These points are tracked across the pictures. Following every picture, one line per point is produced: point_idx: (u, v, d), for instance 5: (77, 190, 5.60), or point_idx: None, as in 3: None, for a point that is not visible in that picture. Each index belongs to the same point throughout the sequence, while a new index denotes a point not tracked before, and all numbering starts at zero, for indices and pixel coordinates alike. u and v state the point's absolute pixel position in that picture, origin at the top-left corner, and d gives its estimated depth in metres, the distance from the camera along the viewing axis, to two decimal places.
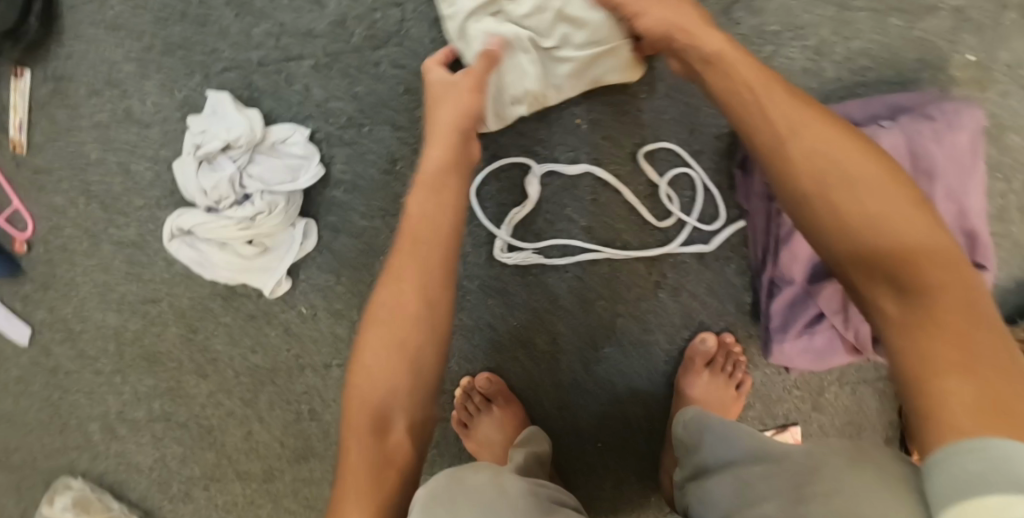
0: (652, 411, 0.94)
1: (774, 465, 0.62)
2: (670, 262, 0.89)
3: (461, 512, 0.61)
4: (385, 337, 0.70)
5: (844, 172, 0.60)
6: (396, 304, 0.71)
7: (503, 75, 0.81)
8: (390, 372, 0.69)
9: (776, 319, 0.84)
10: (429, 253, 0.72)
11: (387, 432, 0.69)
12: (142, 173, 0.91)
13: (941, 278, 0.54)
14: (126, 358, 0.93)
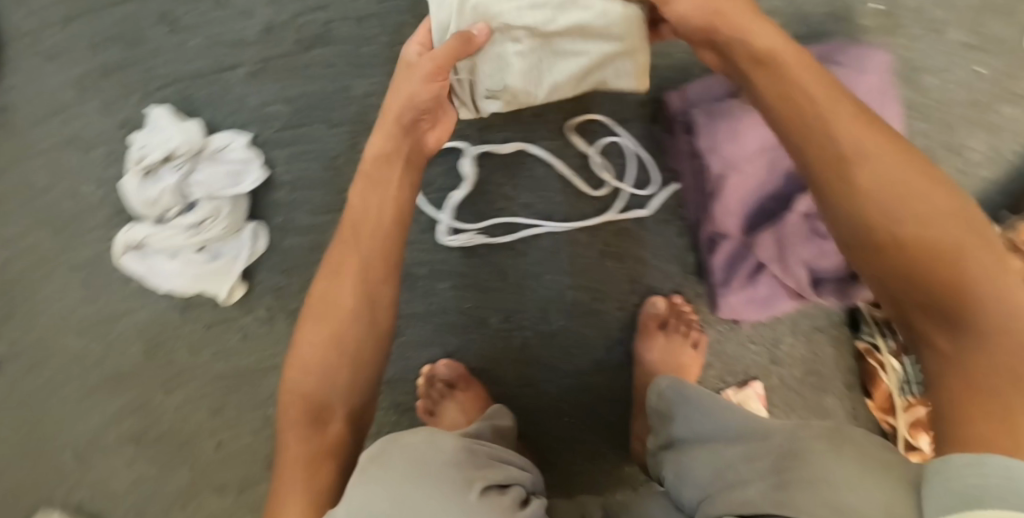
0: (614, 380, 0.95)
1: (760, 447, 0.62)
2: (610, 229, 0.90)
3: (400, 476, 0.60)
4: (323, 329, 0.70)
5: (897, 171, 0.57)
6: (333, 296, 0.71)
7: (489, 66, 0.70)
8: (327, 363, 0.69)
9: (718, 274, 0.87)
10: (372, 243, 0.71)
11: (324, 427, 0.68)
12: (91, 195, 0.92)
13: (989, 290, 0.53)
14: (93, 380, 1.01)
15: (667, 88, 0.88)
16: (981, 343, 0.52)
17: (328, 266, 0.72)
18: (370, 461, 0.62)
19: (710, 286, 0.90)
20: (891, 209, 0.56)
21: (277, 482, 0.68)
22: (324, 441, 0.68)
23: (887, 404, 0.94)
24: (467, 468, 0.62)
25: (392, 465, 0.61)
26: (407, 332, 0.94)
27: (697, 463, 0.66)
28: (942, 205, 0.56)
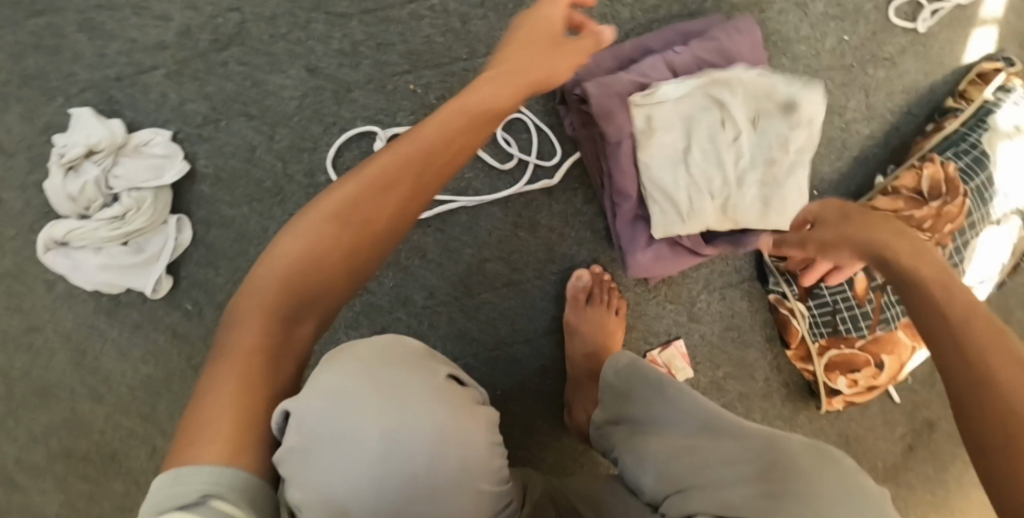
0: (541, 349, 0.99)
1: (735, 452, 0.69)
2: (522, 200, 0.95)
3: (373, 366, 0.59)
4: (335, 233, 0.60)
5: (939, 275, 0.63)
6: (359, 202, 0.60)
7: (654, 133, 0.86)
8: (328, 274, 0.60)
9: (624, 237, 0.91)
10: (435, 165, 0.61)
11: (293, 337, 0.60)
12: (13, 202, 0.94)
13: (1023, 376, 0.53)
14: (16, 397, 0.98)
15: None
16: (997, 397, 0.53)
17: (367, 163, 0.61)
18: (333, 356, 0.61)
19: (619, 252, 0.94)
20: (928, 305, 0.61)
21: (205, 384, 0.56)
22: (280, 357, 0.59)
23: (803, 352, 0.98)
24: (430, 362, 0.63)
25: (359, 355, 0.60)
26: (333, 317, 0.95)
27: (666, 457, 0.72)
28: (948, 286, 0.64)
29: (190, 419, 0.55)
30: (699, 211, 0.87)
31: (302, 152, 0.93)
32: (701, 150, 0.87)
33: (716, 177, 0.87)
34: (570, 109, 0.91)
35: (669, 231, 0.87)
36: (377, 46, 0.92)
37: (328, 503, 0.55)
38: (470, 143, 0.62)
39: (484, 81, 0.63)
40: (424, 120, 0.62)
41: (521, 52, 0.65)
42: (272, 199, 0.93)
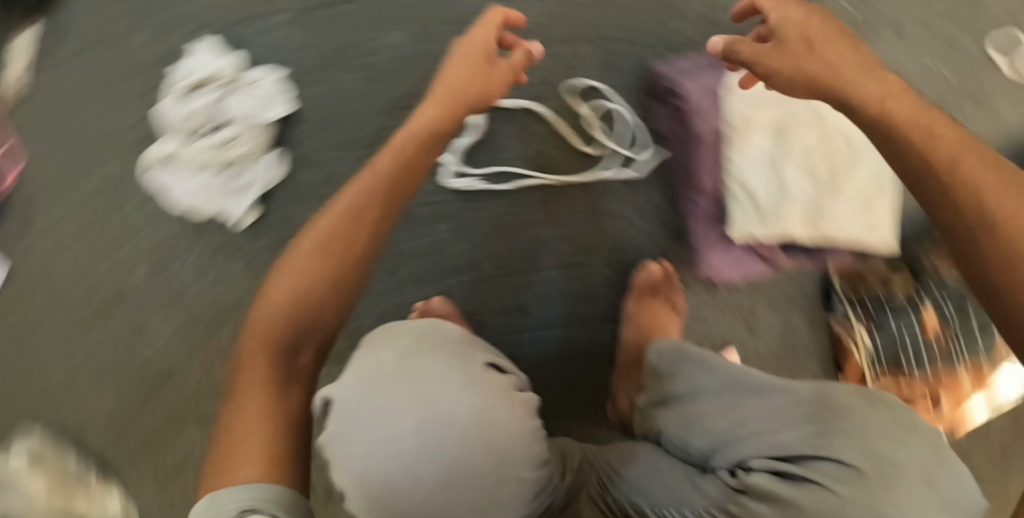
0: (594, 334, 1.01)
1: (773, 408, 0.69)
2: (600, 187, 0.97)
3: (406, 356, 0.65)
4: (310, 270, 0.69)
5: (872, 82, 0.68)
6: (329, 239, 0.70)
7: (746, 127, 0.89)
8: (315, 303, 0.69)
9: (699, 235, 0.95)
10: (389, 196, 0.72)
11: (295, 365, 0.68)
12: (131, 115, 1.02)
13: (980, 166, 0.61)
14: (96, 297, 1.05)
15: (658, 61, 0.95)
16: (964, 189, 0.60)
17: (326, 214, 0.71)
18: (372, 340, 0.68)
19: (689, 248, 0.97)
20: (876, 118, 0.66)
21: (228, 421, 0.65)
22: (289, 381, 0.68)
23: (859, 381, 0.97)
24: (468, 350, 0.70)
25: (398, 340, 0.67)
26: (402, 270, 0.99)
27: (710, 415, 0.73)
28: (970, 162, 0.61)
29: (223, 448, 0.64)
30: (782, 216, 0.89)
31: (398, 109, 0.99)
32: (794, 157, 0.89)
33: (803, 181, 0.88)
34: (664, 105, 0.95)
35: (748, 233, 0.89)
36: (485, 20, 0.97)
37: (367, 485, 0.62)
38: (421, 165, 0.74)
39: (425, 108, 0.75)
40: (377, 164, 0.72)
41: (468, 71, 0.77)
42: (365, 147, 0.99)
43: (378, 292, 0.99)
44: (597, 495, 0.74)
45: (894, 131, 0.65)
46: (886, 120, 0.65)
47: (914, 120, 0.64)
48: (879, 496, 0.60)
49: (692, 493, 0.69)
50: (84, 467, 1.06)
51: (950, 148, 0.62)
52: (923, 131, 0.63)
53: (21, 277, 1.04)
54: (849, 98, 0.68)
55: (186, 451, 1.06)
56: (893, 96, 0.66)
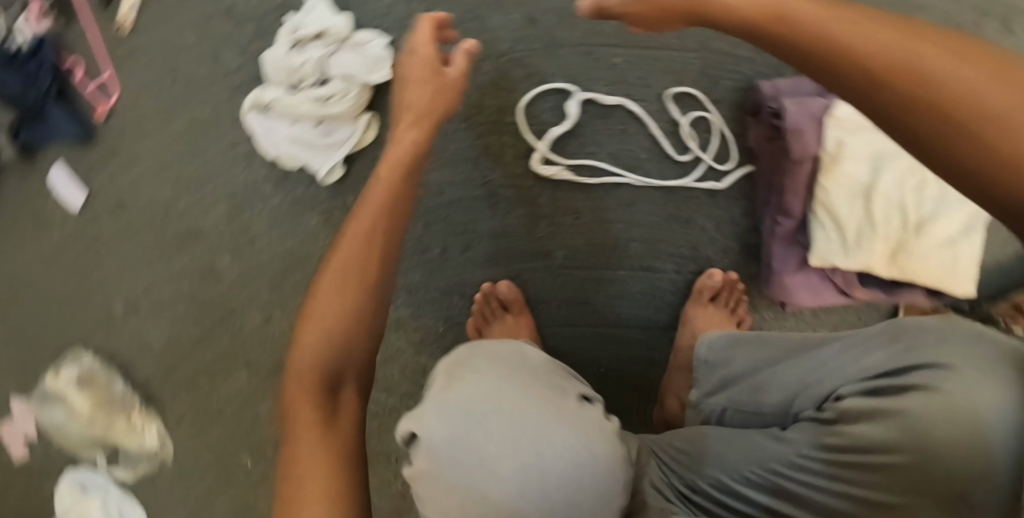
0: (654, 339, 1.00)
1: (849, 343, 0.70)
2: (684, 196, 0.97)
3: (493, 383, 0.69)
4: (335, 302, 0.67)
5: (849, 9, 0.49)
6: (343, 272, 0.68)
7: (841, 158, 0.89)
8: (345, 334, 0.66)
9: (776, 257, 0.94)
10: (391, 207, 0.71)
11: (338, 402, 0.65)
12: (231, 62, 1.00)
13: (994, 78, 0.45)
14: (168, 233, 1.06)
15: (761, 79, 0.95)
16: (974, 126, 0.45)
17: (341, 243, 0.69)
18: (458, 366, 0.72)
19: (764, 268, 0.97)
20: (856, 67, 0.47)
21: (286, 472, 0.63)
22: (336, 420, 0.65)
23: None
24: (554, 379, 0.73)
25: (484, 371, 0.70)
26: (476, 248, 1.00)
27: (782, 372, 0.74)
28: (948, 70, 0.45)
29: (285, 491, 0.62)
30: (866, 248, 0.89)
31: (499, 91, 0.97)
32: (885, 194, 0.88)
33: (888, 219, 0.88)
34: (759, 122, 0.94)
35: (826, 259, 0.90)
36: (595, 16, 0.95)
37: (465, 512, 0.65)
38: (409, 164, 0.73)
39: (406, 132, 0.74)
40: (379, 177, 0.72)
41: (414, 70, 0.75)
42: (459, 122, 0.98)
43: (448, 265, 1.01)
44: (661, 482, 0.74)
45: (894, 71, 0.46)
46: (860, 57, 0.47)
47: (914, 46, 0.46)
48: (963, 387, 0.59)
49: (773, 444, 0.69)
50: (126, 395, 1.10)
51: (934, 62, 0.45)
52: (927, 63, 0.45)
53: (97, 204, 1.05)
54: (783, 40, 0.50)
55: (232, 392, 1.08)
56: (857, 31, 0.47)
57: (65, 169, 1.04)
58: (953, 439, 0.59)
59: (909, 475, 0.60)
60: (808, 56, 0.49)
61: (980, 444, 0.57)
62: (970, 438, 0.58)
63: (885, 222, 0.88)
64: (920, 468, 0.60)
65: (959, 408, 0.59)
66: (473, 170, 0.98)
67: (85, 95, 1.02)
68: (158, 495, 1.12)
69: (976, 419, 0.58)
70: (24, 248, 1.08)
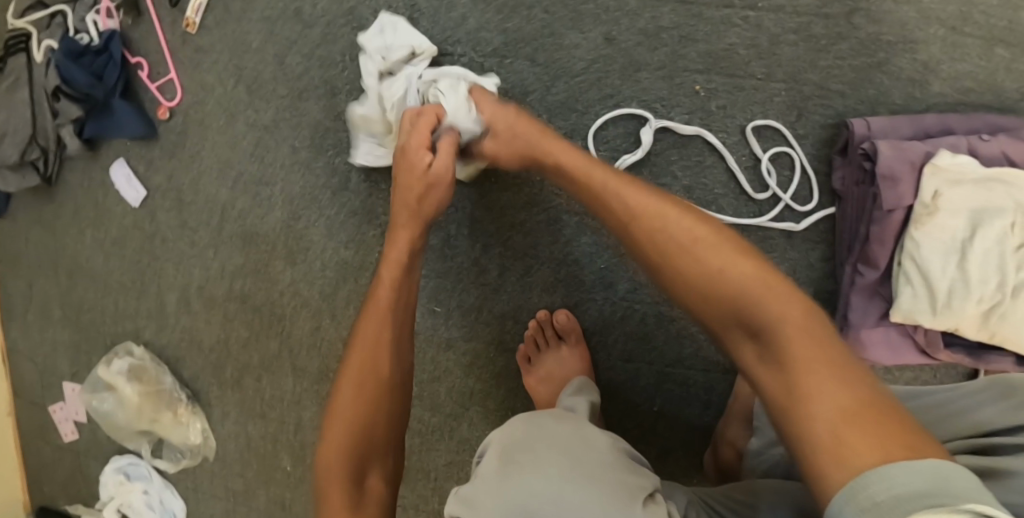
0: (713, 379, 0.96)
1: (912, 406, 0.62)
2: (759, 235, 0.91)
3: (544, 474, 0.61)
4: (359, 402, 0.74)
5: (721, 251, 0.62)
6: (367, 363, 0.75)
7: (935, 212, 0.81)
8: (368, 421, 0.73)
9: (855, 311, 0.87)
10: (397, 311, 0.78)
11: (364, 487, 0.72)
12: (294, 67, 0.97)
13: (837, 395, 0.50)
14: (223, 235, 1.04)
15: (853, 115, 0.87)
16: (817, 432, 0.49)
17: (356, 343, 0.76)
18: (516, 449, 0.64)
19: (838, 319, 0.89)
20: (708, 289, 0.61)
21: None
22: (362, 502, 0.71)
23: None
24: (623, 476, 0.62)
25: (542, 461, 0.62)
26: (534, 274, 0.96)
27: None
28: (725, 265, 0.61)
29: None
30: (957, 310, 0.80)
31: (571, 112, 0.92)
32: (981, 254, 0.79)
33: (984, 281, 0.80)
34: (847, 162, 0.87)
35: (911, 317, 0.83)
36: (679, 38, 0.88)
37: None
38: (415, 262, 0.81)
39: (401, 237, 0.80)
40: (381, 276, 0.79)
41: (413, 175, 0.80)
42: None
43: (504, 290, 0.97)
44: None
45: (731, 301, 0.59)
46: (707, 287, 0.61)
47: (751, 282, 0.59)
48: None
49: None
50: (173, 391, 1.09)
51: (777, 307, 0.57)
52: (765, 300, 0.57)
53: (156, 201, 1.05)
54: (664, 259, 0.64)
55: (277, 394, 1.07)
56: (729, 263, 0.61)
57: (126, 165, 1.04)
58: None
59: None
60: (681, 277, 0.63)
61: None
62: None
63: (981, 285, 0.80)
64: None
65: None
66: (536, 194, 0.94)
67: (149, 93, 1.01)
68: (200, 486, 1.13)
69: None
70: (82, 239, 1.08)
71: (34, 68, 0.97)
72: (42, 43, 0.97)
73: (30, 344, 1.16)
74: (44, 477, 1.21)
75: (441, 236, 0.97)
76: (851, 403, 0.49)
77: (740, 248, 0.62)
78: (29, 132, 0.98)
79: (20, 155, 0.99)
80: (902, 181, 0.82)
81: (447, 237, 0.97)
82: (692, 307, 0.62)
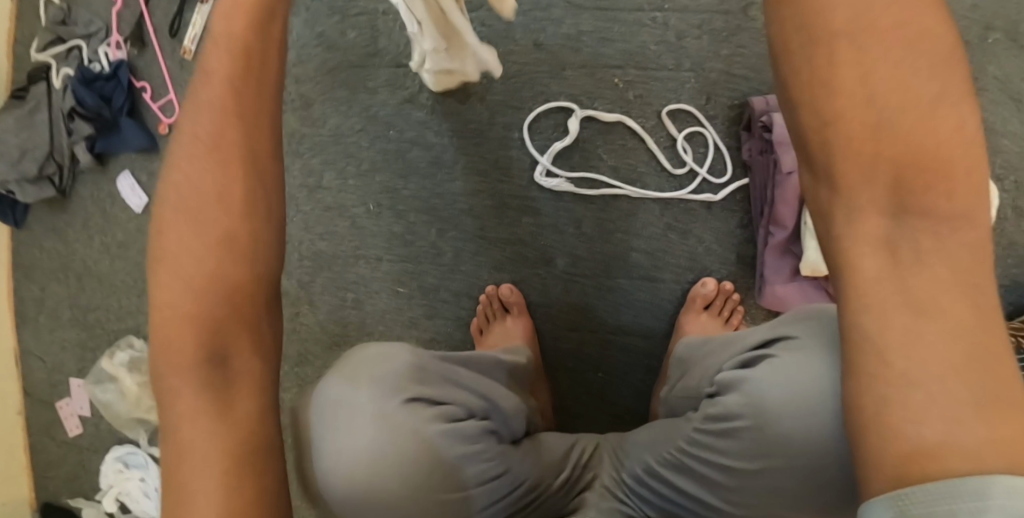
0: (652, 345, 1.04)
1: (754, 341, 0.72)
2: (681, 207, 1.02)
3: (352, 391, 0.67)
4: (195, 263, 0.58)
5: (920, 119, 0.52)
6: (207, 189, 0.59)
7: None
8: (222, 273, 0.58)
9: (768, 268, 0.98)
10: (253, 140, 0.60)
11: (228, 362, 0.57)
12: None
13: (953, 370, 0.47)
14: None
15: (754, 95, 1.00)
16: (907, 437, 0.46)
17: (186, 178, 0.59)
18: (330, 370, 0.69)
19: (758, 279, 1.01)
20: (877, 166, 0.53)
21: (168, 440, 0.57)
22: (229, 386, 0.57)
23: None
24: (404, 383, 0.68)
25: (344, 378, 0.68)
26: (485, 254, 1.07)
27: (703, 362, 0.81)
28: (934, 129, 0.52)
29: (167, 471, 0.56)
30: None
31: (508, 109, 1.05)
32: None
33: None
34: (752, 136, 0.99)
35: (817, 269, 0.93)
36: (598, 40, 1.03)
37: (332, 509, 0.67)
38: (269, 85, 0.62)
39: None
40: (209, 87, 0.60)
41: None
42: (471, 139, 1.06)
43: (458, 270, 1.08)
44: (611, 482, 0.84)
45: (915, 183, 0.52)
46: (873, 166, 0.53)
47: (945, 161, 0.52)
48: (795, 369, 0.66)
49: (683, 425, 0.77)
50: None
51: (961, 209, 0.51)
52: (942, 219, 0.51)
53: None
54: (820, 100, 0.55)
55: None
56: (931, 130, 0.52)
57: (132, 176, 1.19)
58: (801, 433, 0.65)
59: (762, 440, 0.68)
60: (865, 141, 0.53)
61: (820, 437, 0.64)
62: (815, 441, 0.65)
63: None
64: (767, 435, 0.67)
65: (779, 393, 0.66)
66: (484, 182, 1.06)
67: (152, 112, 1.17)
68: None
69: (807, 425, 0.65)
70: (92, 244, 1.22)
71: (53, 93, 1.14)
72: (60, 71, 1.14)
73: (42, 345, 1.28)
74: (49, 474, 1.29)
75: (402, 223, 1.08)
76: (959, 383, 0.46)
77: (949, 101, 0.52)
78: (46, 149, 1.14)
79: (38, 169, 1.15)
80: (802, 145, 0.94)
81: (408, 224, 1.08)
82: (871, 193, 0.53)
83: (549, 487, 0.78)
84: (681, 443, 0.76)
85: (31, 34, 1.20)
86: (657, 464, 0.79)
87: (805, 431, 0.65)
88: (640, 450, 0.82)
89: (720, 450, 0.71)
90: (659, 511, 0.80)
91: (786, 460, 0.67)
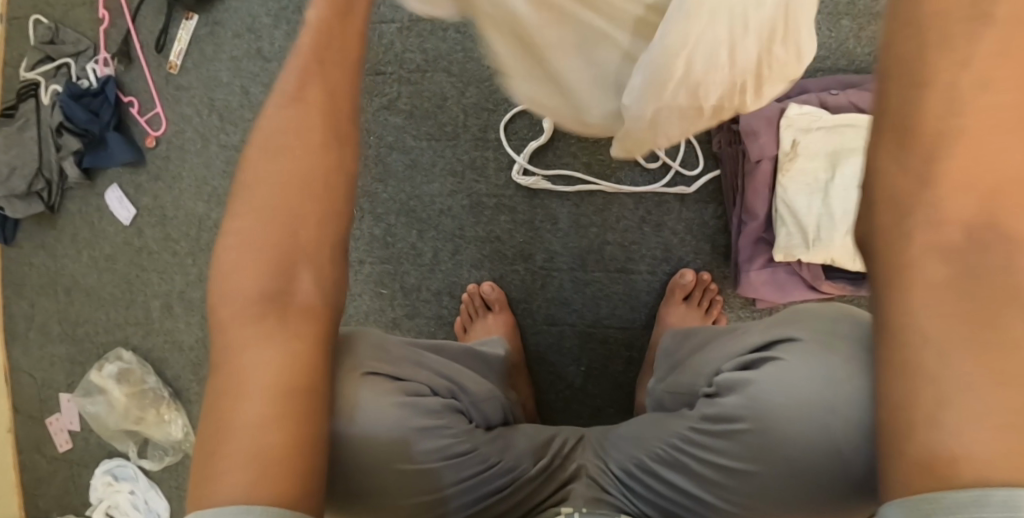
0: (632, 337, 1.05)
1: (756, 329, 0.65)
2: (655, 200, 1.04)
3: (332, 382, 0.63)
4: (282, 254, 0.58)
5: None
6: (289, 166, 0.59)
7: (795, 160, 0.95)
8: (294, 236, 0.58)
9: (742, 254, 0.99)
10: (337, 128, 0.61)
11: (291, 316, 0.57)
12: (257, 94, 1.16)
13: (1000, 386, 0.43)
14: (201, 243, 1.19)
15: None
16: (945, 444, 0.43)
17: (260, 156, 0.60)
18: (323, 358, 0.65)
19: (734, 267, 1.02)
20: (980, 175, 0.48)
21: (212, 418, 0.53)
22: (288, 332, 0.56)
23: None
24: (380, 382, 0.65)
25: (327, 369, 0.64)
26: (464, 253, 1.09)
27: (696, 351, 0.75)
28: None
29: (204, 450, 0.52)
30: (827, 241, 0.92)
31: (483, 111, 1.08)
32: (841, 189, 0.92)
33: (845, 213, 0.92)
34: (721, 128, 1.01)
35: (790, 253, 0.94)
36: None
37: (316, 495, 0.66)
38: (341, 87, 0.62)
39: None
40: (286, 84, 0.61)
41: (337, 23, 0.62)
42: (447, 141, 1.09)
43: (439, 269, 1.09)
44: (597, 471, 0.77)
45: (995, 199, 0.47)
46: (974, 173, 0.48)
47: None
48: (804, 368, 0.58)
49: (676, 421, 0.69)
50: (156, 391, 1.20)
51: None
52: (1010, 241, 0.46)
53: (143, 218, 1.21)
54: (952, 87, 0.49)
55: None
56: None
57: (120, 190, 1.21)
58: (811, 436, 0.57)
59: (760, 443, 0.60)
60: (959, 153, 0.49)
61: (832, 438, 0.56)
62: (824, 443, 0.57)
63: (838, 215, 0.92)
64: (767, 437, 0.60)
65: (782, 394, 0.58)
66: (462, 182, 1.08)
67: (139, 126, 1.20)
68: (183, 483, 1.20)
69: (817, 425, 0.57)
70: (81, 259, 1.24)
71: (42, 110, 1.17)
72: (49, 88, 1.18)
73: (32, 361, 1.29)
74: (39, 491, 1.29)
75: (382, 226, 1.10)
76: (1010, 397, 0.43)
77: None
78: (35, 165, 1.17)
79: (27, 185, 1.17)
80: (769, 135, 0.96)
81: (389, 227, 1.10)
82: (948, 198, 0.49)
83: (525, 475, 0.74)
84: (674, 440, 0.69)
85: (21, 54, 1.23)
86: (642, 465, 0.72)
87: (806, 436, 0.57)
88: (630, 443, 0.75)
89: (718, 451, 0.64)
90: (656, 509, 0.72)
91: (788, 464, 0.59)
